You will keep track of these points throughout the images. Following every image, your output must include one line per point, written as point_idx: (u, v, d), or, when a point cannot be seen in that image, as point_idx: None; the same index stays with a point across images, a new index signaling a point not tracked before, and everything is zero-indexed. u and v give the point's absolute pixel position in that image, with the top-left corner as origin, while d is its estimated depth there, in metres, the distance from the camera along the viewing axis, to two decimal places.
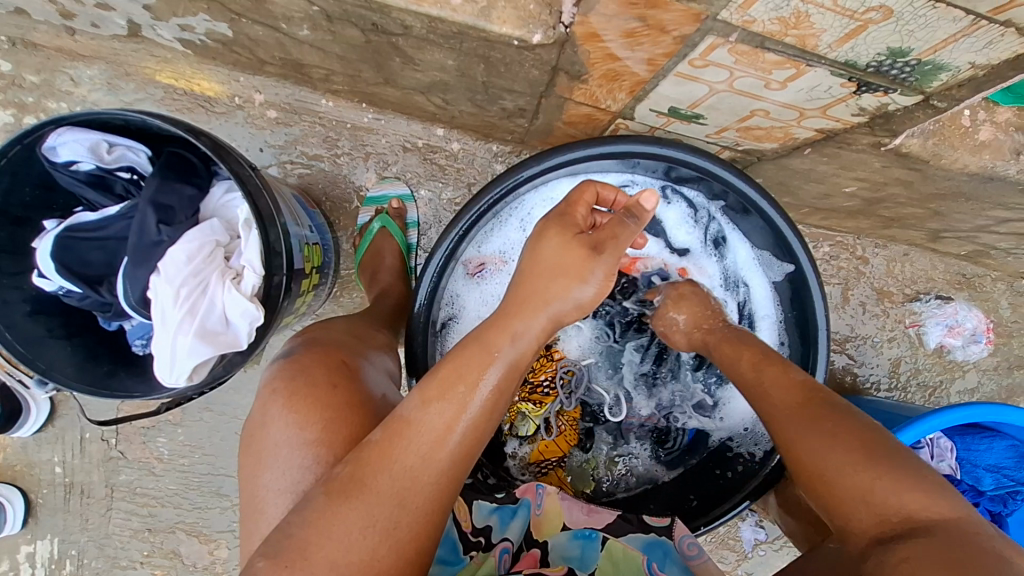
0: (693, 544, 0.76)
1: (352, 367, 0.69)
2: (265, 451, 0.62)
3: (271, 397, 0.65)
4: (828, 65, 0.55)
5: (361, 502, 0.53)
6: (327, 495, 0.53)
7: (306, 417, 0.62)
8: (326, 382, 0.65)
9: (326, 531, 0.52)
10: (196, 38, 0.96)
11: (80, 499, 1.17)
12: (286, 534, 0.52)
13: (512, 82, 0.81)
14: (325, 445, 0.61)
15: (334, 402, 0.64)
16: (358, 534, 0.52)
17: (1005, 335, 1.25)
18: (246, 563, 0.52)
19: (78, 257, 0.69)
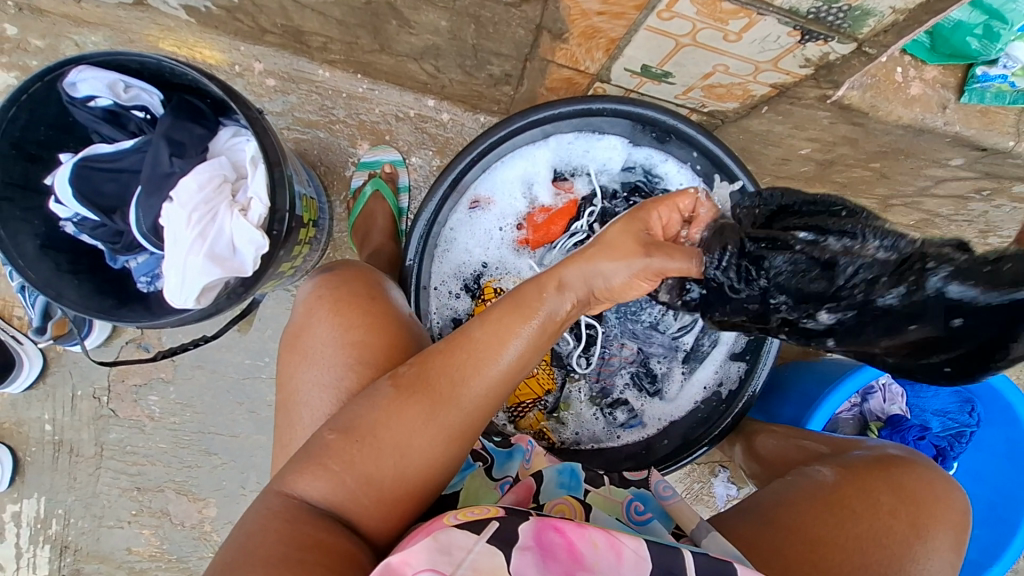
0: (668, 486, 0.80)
1: (383, 283, 0.74)
2: (308, 351, 0.68)
3: (317, 303, 0.70)
4: (776, 13, 0.64)
5: (424, 399, 0.60)
6: (395, 388, 0.61)
7: (351, 320, 0.68)
8: (367, 295, 0.70)
9: (392, 418, 0.59)
10: (202, 4, 1.02)
11: (69, 457, 1.19)
12: (355, 413, 0.60)
13: (500, 44, 0.89)
14: (364, 349, 0.67)
15: (375, 312, 0.69)
16: (419, 424, 0.59)
17: None
18: (317, 432, 0.61)
19: (93, 186, 0.74)
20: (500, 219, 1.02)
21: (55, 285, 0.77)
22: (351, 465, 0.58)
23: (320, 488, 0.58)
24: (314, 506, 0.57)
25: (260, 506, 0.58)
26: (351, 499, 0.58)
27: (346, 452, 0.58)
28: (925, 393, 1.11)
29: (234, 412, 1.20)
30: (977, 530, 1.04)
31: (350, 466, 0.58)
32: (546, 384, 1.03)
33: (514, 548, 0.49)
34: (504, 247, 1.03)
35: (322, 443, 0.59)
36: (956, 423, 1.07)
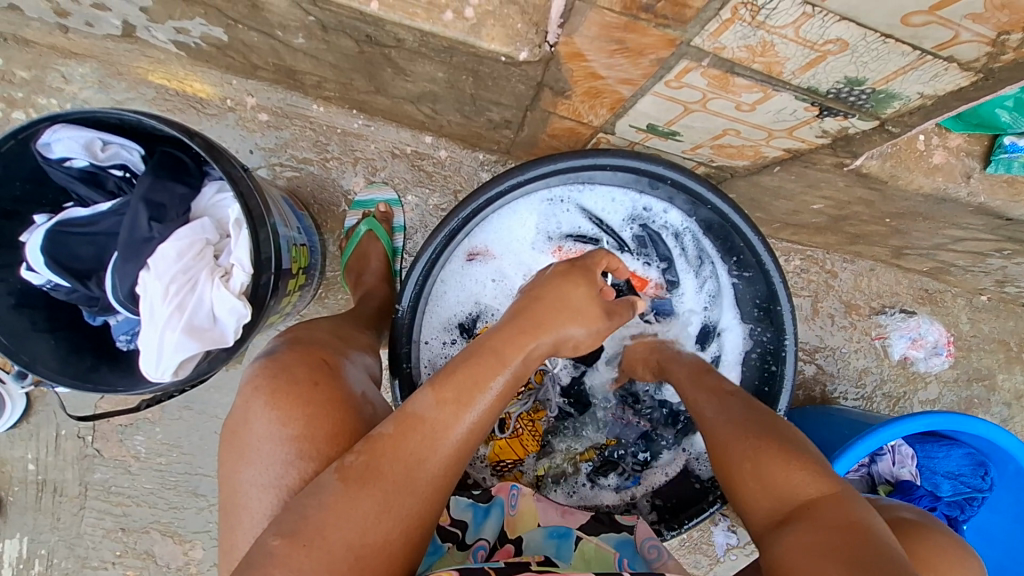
0: (654, 547, 0.77)
1: (328, 363, 0.69)
2: (247, 446, 0.62)
3: (253, 394, 0.65)
4: (792, 90, 0.59)
5: (377, 491, 0.56)
6: (342, 482, 0.56)
7: (289, 413, 0.63)
8: (308, 379, 0.66)
9: (343, 515, 0.54)
10: (191, 41, 0.98)
11: (53, 497, 1.14)
12: (300, 516, 0.54)
13: (499, 95, 0.85)
14: (306, 440, 0.62)
15: (315, 399, 0.64)
16: (373, 520, 0.55)
17: (964, 349, 1.31)
18: (257, 541, 0.53)
19: (68, 251, 0.70)
20: (494, 272, 0.99)
21: (27, 348, 0.73)
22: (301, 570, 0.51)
23: None
24: None
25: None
26: None
27: (290, 559, 0.51)
28: (936, 454, 1.05)
29: None
30: None
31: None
32: (533, 445, 1.00)
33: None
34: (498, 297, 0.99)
35: (265, 552, 0.52)
36: (969, 488, 1.04)
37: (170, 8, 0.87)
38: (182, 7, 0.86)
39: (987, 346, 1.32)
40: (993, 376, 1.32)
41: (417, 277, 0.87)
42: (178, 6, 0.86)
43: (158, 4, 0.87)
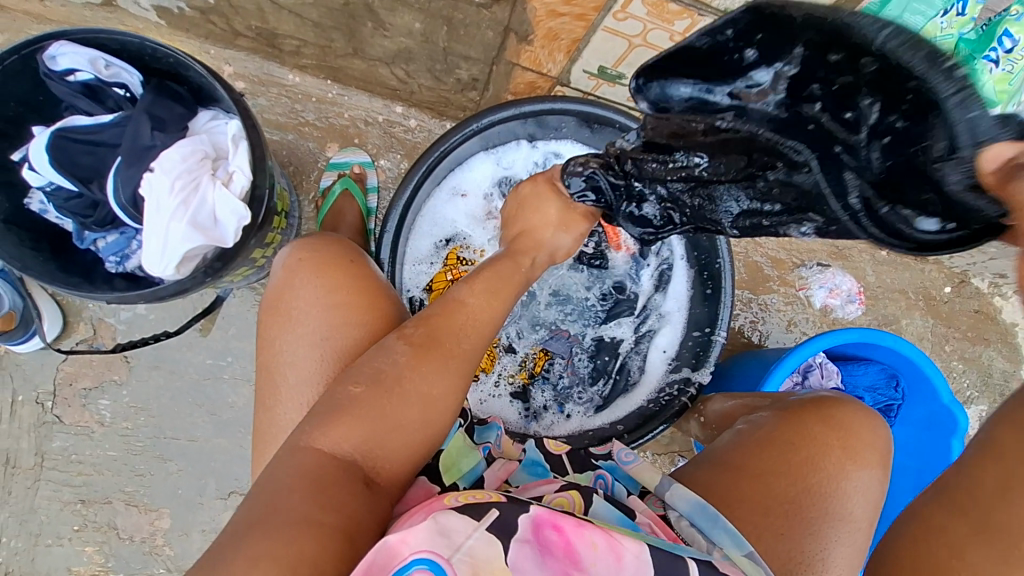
0: (628, 454, 0.82)
1: (363, 252, 0.81)
2: (293, 309, 0.73)
3: (298, 265, 0.76)
4: (714, 14, 0.75)
5: (437, 351, 0.67)
6: (408, 347, 0.67)
7: (336, 281, 0.74)
8: (349, 260, 0.78)
9: (409, 375, 0.65)
10: (175, 5, 1.05)
11: (5, 469, 1.11)
12: (376, 369, 0.65)
13: (469, 46, 0.97)
14: (356, 307, 0.74)
15: (356, 272, 0.76)
16: (434, 374, 0.66)
17: (873, 297, 1.51)
18: (336, 389, 0.64)
19: (69, 157, 0.75)
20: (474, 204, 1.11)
21: (21, 260, 0.76)
22: (383, 411, 0.62)
23: (348, 442, 0.60)
24: (339, 459, 0.59)
25: (285, 466, 0.58)
26: (377, 453, 0.61)
27: (373, 402, 0.62)
28: (856, 371, 1.24)
29: (193, 415, 1.16)
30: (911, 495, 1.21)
31: (379, 417, 0.62)
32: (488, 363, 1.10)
33: (512, 540, 0.49)
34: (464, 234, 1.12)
35: (346, 397, 0.62)
36: (885, 398, 1.22)
37: None
38: None
39: (891, 294, 1.53)
40: (898, 321, 1.53)
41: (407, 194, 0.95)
42: None
43: None
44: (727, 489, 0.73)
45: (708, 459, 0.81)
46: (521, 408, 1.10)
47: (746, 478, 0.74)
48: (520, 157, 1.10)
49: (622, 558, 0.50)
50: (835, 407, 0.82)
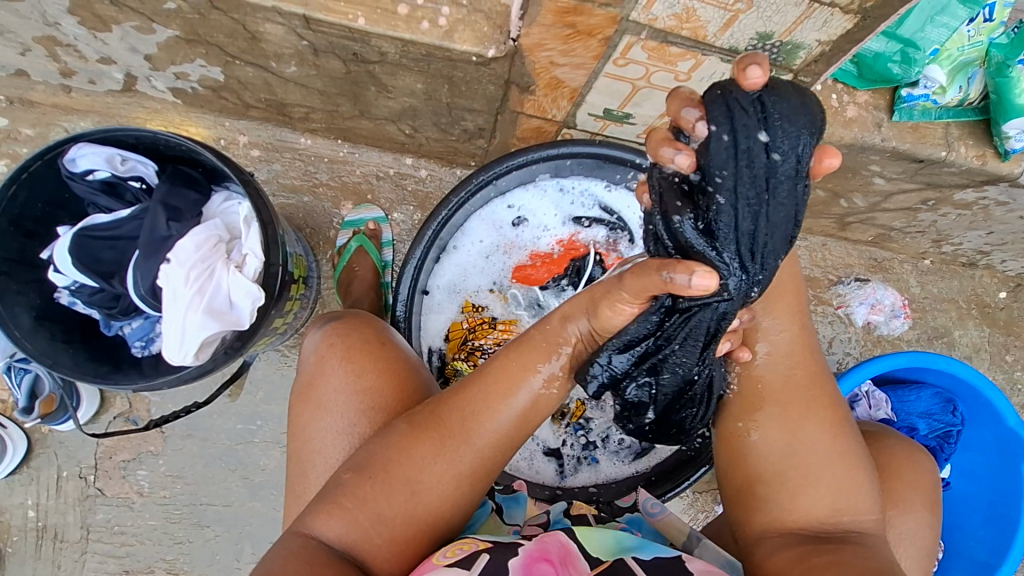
0: (655, 504, 0.84)
1: (390, 330, 0.79)
2: (322, 397, 0.71)
3: (329, 351, 0.74)
4: (718, 52, 0.73)
5: (435, 435, 0.62)
6: (409, 426, 0.64)
7: (363, 367, 0.72)
8: (375, 340, 0.75)
9: (406, 455, 0.61)
10: (189, 85, 1.08)
11: (54, 544, 1.13)
12: (368, 453, 0.63)
13: (472, 100, 0.96)
14: (375, 392, 0.71)
15: (384, 354, 0.73)
16: (430, 460, 0.61)
17: (919, 310, 1.42)
18: (332, 474, 0.62)
19: (91, 255, 0.77)
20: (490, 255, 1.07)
21: (52, 355, 0.78)
22: (372, 496, 0.60)
23: (334, 528, 0.59)
24: (329, 547, 0.58)
25: (279, 548, 0.58)
26: (364, 539, 0.59)
27: (362, 490, 0.60)
28: (908, 398, 1.14)
29: (227, 480, 1.17)
30: (981, 529, 1.12)
31: (363, 504, 0.59)
32: None
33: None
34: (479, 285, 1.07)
35: (337, 482, 0.61)
36: (942, 423, 1.13)
37: (173, 53, 0.97)
38: (185, 49, 0.95)
39: (940, 305, 1.43)
40: (951, 333, 1.43)
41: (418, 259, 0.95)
42: (182, 49, 0.95)
43: (162, 51, 0.97)
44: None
45: None
46: (554, 460, 1.05)
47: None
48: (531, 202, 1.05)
49: None
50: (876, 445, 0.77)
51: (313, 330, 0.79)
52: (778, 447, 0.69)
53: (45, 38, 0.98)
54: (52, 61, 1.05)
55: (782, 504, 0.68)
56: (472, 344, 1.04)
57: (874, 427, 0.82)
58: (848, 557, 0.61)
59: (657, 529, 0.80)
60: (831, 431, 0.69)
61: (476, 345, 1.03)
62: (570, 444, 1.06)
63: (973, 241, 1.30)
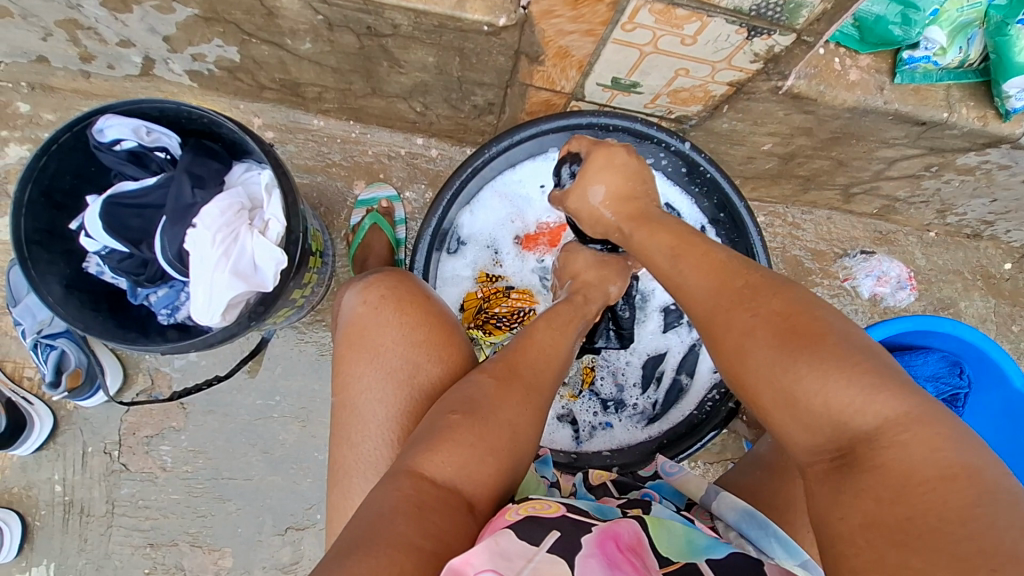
0: (674, 467, 0.87)
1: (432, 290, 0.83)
2: (380, 348, 0.74)
3: (382, 301, 0.76)
4: (723, 13, 0.75)
5: (521, 386, 0.69)
6: (494, 377, 0.68)
7: (415, 320, 0.76)
8: (424, 297, 0.79)
9: (501, 402, 0.66)
10: (205, 67, 1.11)
11: (80, 518, 1.16)
12: (467, 399, 0.65)
13: (482, 73, 0.99)
14: (428, 343, 0.75)
15: (432, 310, 0.78)
16: (522, 408, 0.67)
17: (925, 282, 1.44)
18: (435, 420, 0.64)
19: (120, 221, 0.79)
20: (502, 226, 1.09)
21: (84, 321, 0.81)
22: (481, 438, 0.62)
23: (450, 467, 0.60)
24: (441, 485, 0.58)
25: (388, 491, 0.57)
26: (475, 482, 0.61)
27: (468, 435, 0.62)
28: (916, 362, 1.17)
29: (248, 454, 1.19)
30: None
31: (477, 444, 0.62)
32: None
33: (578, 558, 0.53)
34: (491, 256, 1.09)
35: (448, 423, 0.62)
36: (950, 386, 1.14)
37: (191, 33, 1.00)
38: (203, 29, 0.98)
39: (945, 277, 1.45)
40: (957, 304, 1.45)
41: (435, 226, 0.96)
42: (200, 28, 0.98)
43: (181, 31, 1.00)
44: (775, 495, 0.75)
45: (754, 462, 0.83)
46: (569, 427, 1.07)
47: (795, 479, 0.75)
48: (536, 173, 1.07)
49: None
50: None
51: (348, 289, 0.80)
52: (820, 421, 0.56)
53: (66, 21, 1.01)
54: (73, 46, 1.08)
55: (879, 491, 0.50)
56: (487, 313, 1.04)
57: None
58: (952, 506, 0.46)
59: (675, 490, 0.82)
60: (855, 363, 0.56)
61: (490, 314, 1.04)
62: (584, 410, 1.08)
63: (977, 210, 1.32)
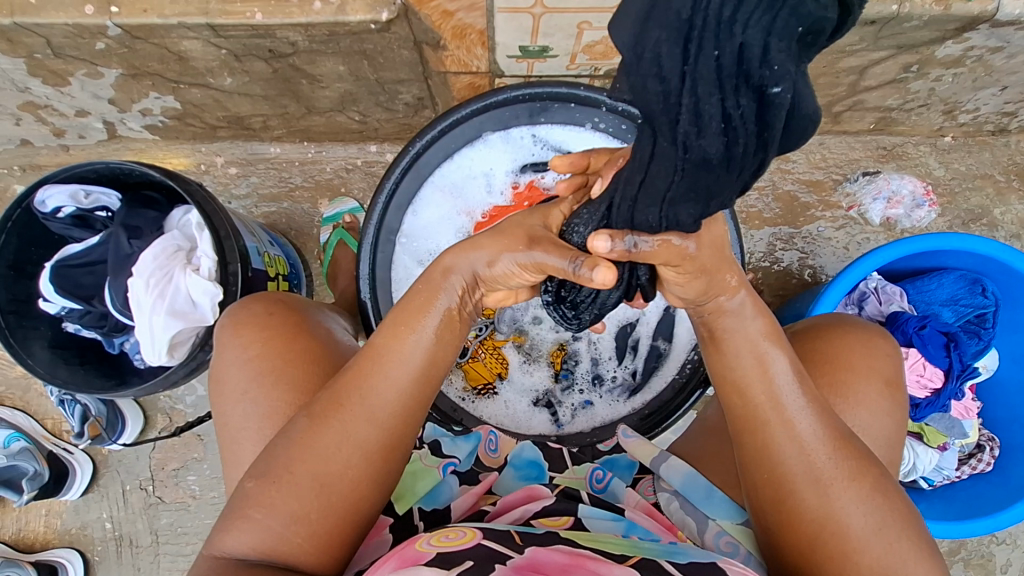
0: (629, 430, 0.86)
1: (287, 294, 0.77)
2: (226, 382, 0.71)
3: (222, 331, 0.73)
4: None
5: (335, 422, 0.62)
6: (311, 418, 0.63)
7: (249, 336, 0.71)
8: (264, 312, 0.73)
9: (310, 450, 0.61)
10: (157, 119, 1.17)
11: (130, 549, 1.28)
12: (272, 457, 0.62)
13: (397, 70, 0.98)
14: (262, 356, 0.70)
15: (272, 324, 0.72)
16: (333, 451, 0.61)
17: (947, 195, 1.28)
18: (240, 482, 0.63)
19: (73, 282, 0.86)
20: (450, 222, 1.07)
21: (65, 376, 0.89)
22: (279, 506, 0.60)
23: (243, 540, 0.60)
24: (241, 560, 0.59)
25: (194, 573, 0.61)
26: (284, 545, 0.60)
27: (267, 497, 0.61)
28: (929, 286, 1.04)
29: None
30: None
31: (272, 513, 0.60)
32: (496, 368, 1.04)
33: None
34: (435, 251, 1.07)
35: (244, 490, 0.61)
36: (972, 308, 1.01)
37: (127, 91, 1.05)
38: (136, 85, 1.03)
39: (971, 185, 1.28)
40: (990, 213, 1.29)
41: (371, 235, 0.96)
42: (133, 85, 1.03)
43: (119, 91, 1.05)
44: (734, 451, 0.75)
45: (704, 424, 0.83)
46: (547, 412, 1.04)
47: None
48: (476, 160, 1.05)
49: None
50: (821, 338, 0.73)
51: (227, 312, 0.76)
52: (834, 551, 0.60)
53: (25, 104, 1.10)
54: (43, 124, 1.17)
55: None
56: None
57: (833, 317, 0.78)
58: None
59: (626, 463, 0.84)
60: (862, 498, 0.61)
61: None
62: (561, 393, 1.05)
63: (990, 102, 1.16)
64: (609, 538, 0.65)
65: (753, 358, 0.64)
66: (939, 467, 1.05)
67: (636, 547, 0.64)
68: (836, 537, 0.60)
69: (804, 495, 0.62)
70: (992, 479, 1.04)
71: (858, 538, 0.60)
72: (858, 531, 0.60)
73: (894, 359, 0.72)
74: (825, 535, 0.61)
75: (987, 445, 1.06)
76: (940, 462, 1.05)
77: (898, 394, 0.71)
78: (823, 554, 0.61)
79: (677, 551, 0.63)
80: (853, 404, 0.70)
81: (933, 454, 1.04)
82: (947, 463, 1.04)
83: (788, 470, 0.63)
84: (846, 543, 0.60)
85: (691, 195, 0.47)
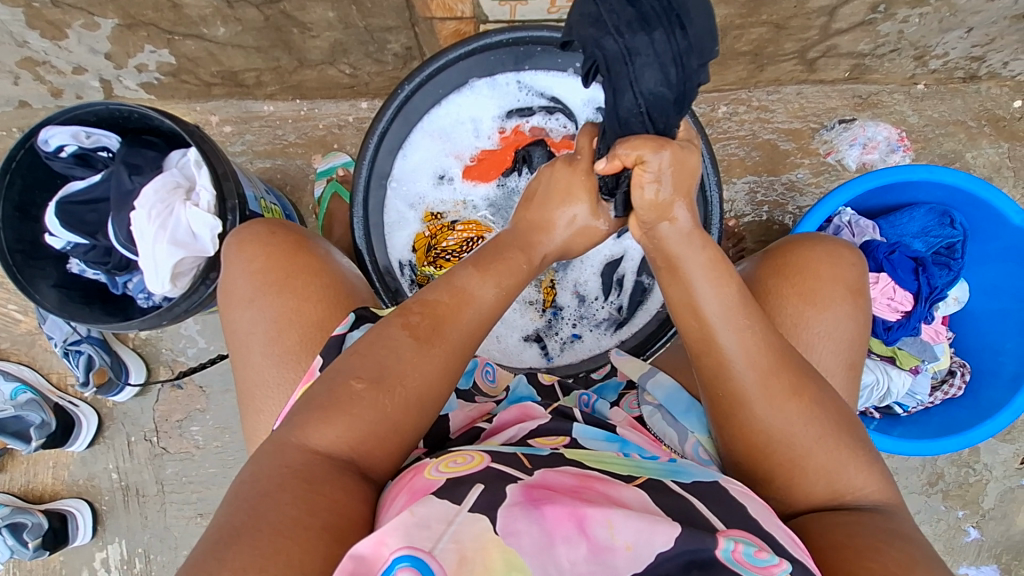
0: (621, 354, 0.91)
1: (282, 220, 0.81)
2: (233, 297, 0.75)
3: (229, 249, 0.78)
4: None
5: (439, 351, 0.64)
6: (414, 340, 0.63)
7: (251, 253, 0.76)
8: (266, 231, 0.78)
9: (420, 369, 0.62)
10: (152, 76, 1.20)
11: (137, 498, 1.32)
12: (380, 361, 0.62)
13: (385, 16, 1.03)
14: (265, 269, 0.75)
15: (274, 240, 0.76)
16: (433, 374, 0.63)
17: (921, 140, 1.33)
18: (342, 381, 0.61)
19: (78, 218, 0.90)
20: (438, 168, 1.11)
21: (73, 313, 0.92)
22: (385, 413, 0.61)
23: (340, 442, 0.59)
24: (334, 458, 0.58)
25: (278, 463, 0.57)
26: (370, 453, 0.60)
27: (376, 402, 0.60)
28: (901, 220, 1.08)
29: None
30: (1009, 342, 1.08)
31: (382, 415, 0.60)
32: None
33: (500, 509, 0.49)
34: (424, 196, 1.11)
35: (349, 391, 0.60)
36: (940, 239, 1.06)
37: (123, 42, 1.10)
38: (132, 37, 1.09)
39: (944, 130, 1.33)
40: (963, 157, 1.33)
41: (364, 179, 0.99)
42: (129, 37, 1.08)
43: (115, 43, 1.10)
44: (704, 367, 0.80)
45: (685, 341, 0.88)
46: (537, 345, 1.09)
47: None
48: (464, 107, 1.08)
49: (651, 525, 0.49)
50: (794, 254, 0.77)
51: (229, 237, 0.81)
52: (780, 461, 0.66)
53: (24, 61, 1.14)
54: (41, 84, 1.20)
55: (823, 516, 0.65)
56: (436, 249, 1.10)
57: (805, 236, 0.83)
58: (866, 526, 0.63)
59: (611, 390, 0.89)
60: (806, 415, 0.66)
61: (439, 249, 1.10)
62: (549, 327, 1.10)
63: (958, 46, 1.21)
64: (611, 458, 0.65)
65: (708, 289, 0.66)
66: (913, 392, 1.10)
67: (641, 467, 0.63)
68: (784, 446, 0.66)
69: (756, 411, 0.66)
70: (964, 403, 1.10)
71: (805, 449, 0.66)
72: (805, 442, 0.66)
73: (859, 269, 0.77)
74: (776, 445, 0.66)
75: (959, 371, 1.12)
76: (914, 387, 1.10)
77: (862, 300, 0.76)
78: (771, 464, 0.67)
79: (680, 469, 0.64)
80: (819, 309, 0.74)
81: (906, 377, 1.08)
82: (920, 387, 1.09)
83: (743, 386, 0.66)
84: (793, 454, 0.66)
85: (654, 67, 0.65)
